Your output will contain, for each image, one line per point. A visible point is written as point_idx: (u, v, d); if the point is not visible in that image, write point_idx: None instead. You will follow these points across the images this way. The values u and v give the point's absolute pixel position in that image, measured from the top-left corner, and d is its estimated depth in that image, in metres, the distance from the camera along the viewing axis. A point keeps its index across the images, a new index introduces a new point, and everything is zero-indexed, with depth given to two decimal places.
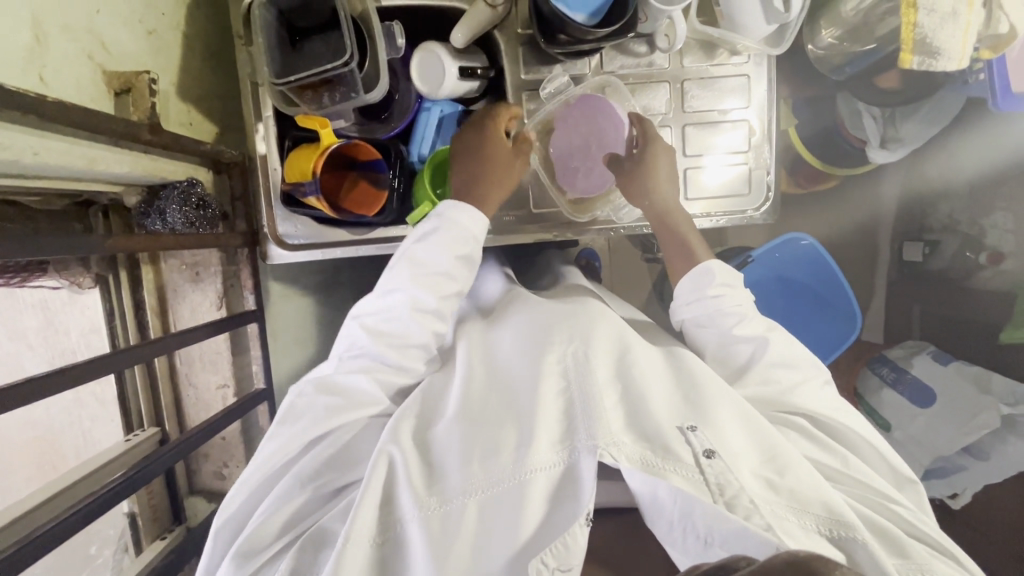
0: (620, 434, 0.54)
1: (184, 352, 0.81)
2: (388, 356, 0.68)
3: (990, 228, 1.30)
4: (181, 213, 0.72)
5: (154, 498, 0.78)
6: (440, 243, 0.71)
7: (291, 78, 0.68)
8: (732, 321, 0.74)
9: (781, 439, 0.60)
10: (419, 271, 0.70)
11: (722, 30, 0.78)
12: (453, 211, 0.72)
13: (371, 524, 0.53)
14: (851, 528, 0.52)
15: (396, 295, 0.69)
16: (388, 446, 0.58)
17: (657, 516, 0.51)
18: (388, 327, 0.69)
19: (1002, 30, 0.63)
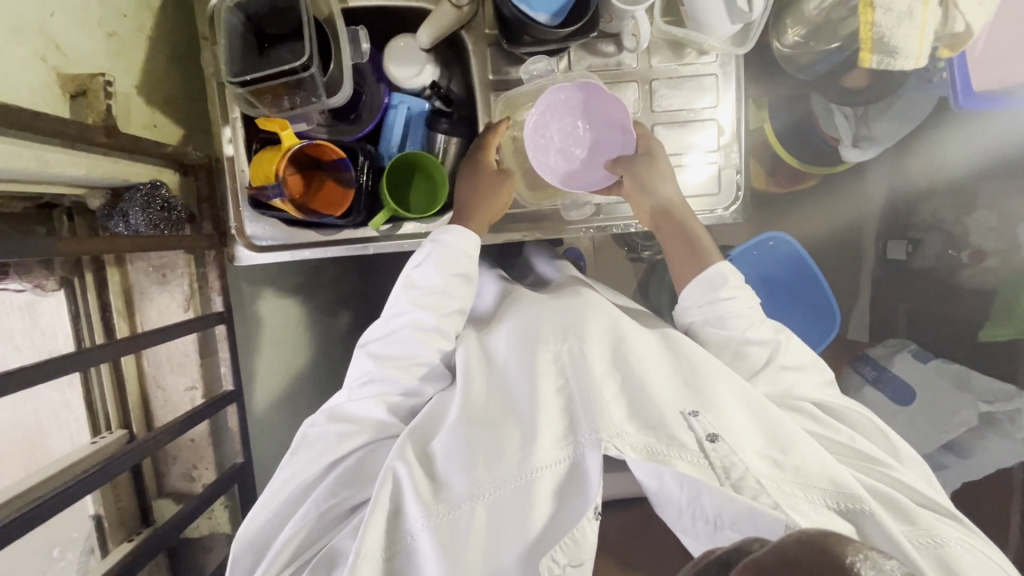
0: (623, 425, 0.61)
1: (152, 354, 0.81)
2: (393, 379, 0.75)
3: (972, 227, 1.31)
4: (144, 216, 0.72)
5: (121, 501, 0.78)
6: (436, 265, 0.77)
7: (245, 78, 0.68)
8: (745, 323, 0.76)
9: (781, 419, 0.66)
10: (420, 293, 0.77)
11: (687, 30, 0.78)
12: (452, 238, 0.78)
13: (379, 544, 0.59)
14: (858, 500, 0.58)
15: (400, 319, 0.77)
16: (394, 462, 0.65)
17: (669, 503, 0.59)
18: (393, 352, 0.76)
19: (959, 28, 0.63)
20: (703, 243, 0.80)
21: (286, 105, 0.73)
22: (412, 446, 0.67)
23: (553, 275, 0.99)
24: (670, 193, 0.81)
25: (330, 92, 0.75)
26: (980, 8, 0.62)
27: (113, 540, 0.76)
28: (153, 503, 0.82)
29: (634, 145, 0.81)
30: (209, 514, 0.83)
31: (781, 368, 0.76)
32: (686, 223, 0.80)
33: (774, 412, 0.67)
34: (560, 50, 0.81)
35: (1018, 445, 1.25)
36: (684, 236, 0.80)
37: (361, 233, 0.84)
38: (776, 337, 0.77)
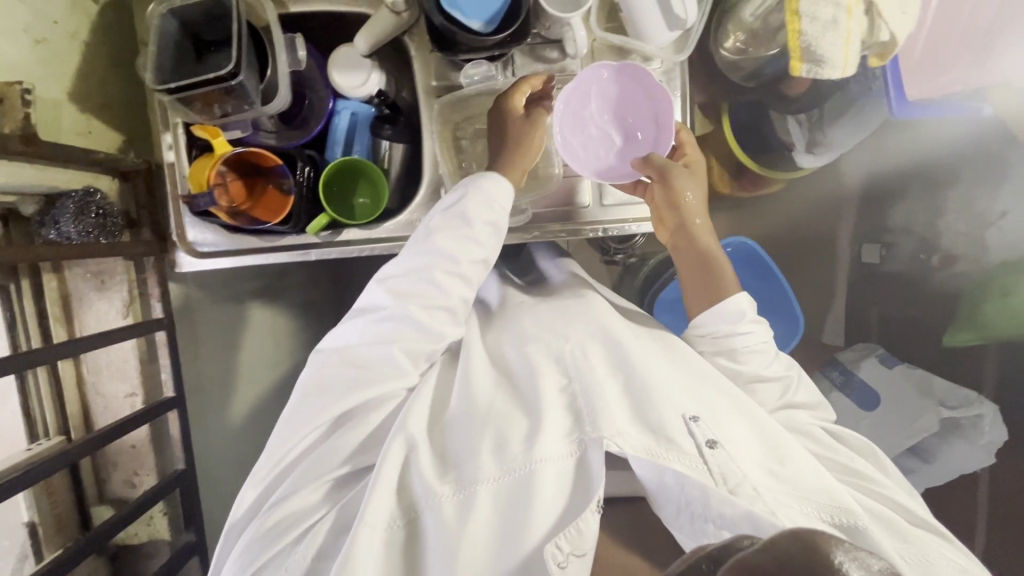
0: (627, 426, 0.65)
1: (92, 360, 0.81)
2: (415, 320, 0.73)
3: (946, 230, 1.32)
4: (76, 223, 0.72)
5: (58, 510, 0.78)
6: (464, 207, 0.74)
7: (172, 86, 0.68)
8: (758, 359, 0.80)
9: (778, 432, 0.71)
10: (448, 233, 0.74)
11: (625, 38, 0.78)
12: (485, 184, 0.75)
13: (387, 512, 0.64)
14: (853, 515, 0.63)
15: (426, 257, 0.74)
16: (403, 434, 0.69)
17: (668, 502, 0.64)
18: (413, 292, 0.74)
19: (884, 38, 0.62)
20: (722, 270, 0.81)
21: (219, 112, 0.73)
22: (416, 419, 0.71)
23: (557, 278, 0.98)
24: (693, 211, 0.81)
25: (266, 99, 0.76)
26: (904, 17, 0.62)
27: (47, 548, 0.75)
28: (92, 510, 0.82)
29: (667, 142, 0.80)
30: (147, 521, 0.84)
31: (790, 407, 0.81)
32: (708, 247, 0.81)
33: (774, 426, 0.72)
34: (501, 56, 0.80)
35: (981, 450, 1.24)
36: (704, 263, 0.81)
37: (304, 239, 0.84)
38: (788, 374, 0.82)
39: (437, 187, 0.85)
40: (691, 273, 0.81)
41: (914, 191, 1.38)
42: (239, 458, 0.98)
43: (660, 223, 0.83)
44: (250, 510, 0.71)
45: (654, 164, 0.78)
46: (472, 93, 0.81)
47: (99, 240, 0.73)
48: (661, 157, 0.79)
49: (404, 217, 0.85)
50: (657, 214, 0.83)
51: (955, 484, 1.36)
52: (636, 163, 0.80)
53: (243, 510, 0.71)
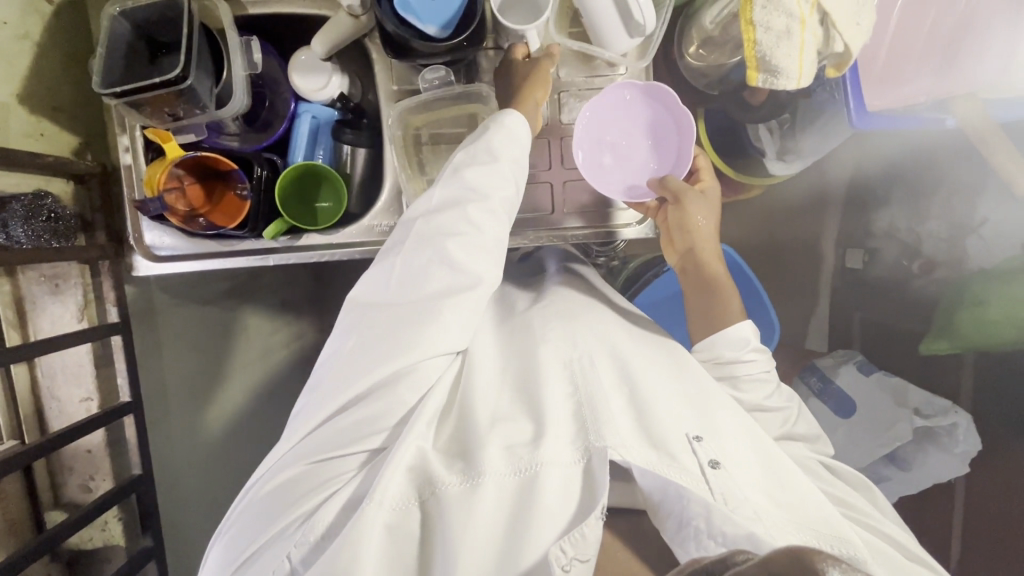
0: (631, 441, 0.67)
1: (46, 364, 0.80)
2: (450, 258, 0.69)
3: (926, 236, 1.31)
4: (26, 227, 0.71)
5: (9, 513, 0.76)
6: (490, 142, 0.71)
7: (119, 90, 0.67)
8: (758, 388, 0.81)
9: (781, 457, 0.71)
10: (475, 168, 0.70)
11: (587, 44, 0.76)
12: (505, 118, 0.71)
13: (398, 496, 0.64)
14: (852, 547, 0.62)
15: (455, 204, 0.70)
16: (416, 441, 0.67)
17: (671, 516, 0.65)
18: (444, 224, 0.69)
19: (839, 49, 0.62)
20: (730, 298, 0.83)
21: (169, 115, 0.72)
22: (424, 422, 0.69)
23: (557, 276, 0.97)
24: (704, 237, 0.84)
25: (221, 103, 0.75)
26: (858, 28, 0.61)
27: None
28: (46, 514, 0.81)
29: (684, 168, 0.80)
30: (103, 526, 0.84)
31: (790, 438, 0.83)
32: (715, 274, 0.84)
33: (778, 450, 0.72)
34: (459, 62, 0.79)
35: (955, 458, 1.24)
36: (710, 290, 0.84)
37: (262, 244, 0.82)
38: (790, 405, 0.83)
39: (397, 192, 0.84)
40: (699, 297, 0.84)
41: (899, 195, 1.36)
42: (204, 461, 0.98)
43: (671, 245, 0.86)
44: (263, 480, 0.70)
45: (668, 188, 0.80)
46: (432, 98, 0.79)
47: (50, 244, 0.73)
48: (677, 180, 0.80)
49: (364, 222, 0.84)
50: (668, 237, 0.86)
51: (931, 489, 1.36)
52: (652, 184, 0.80)
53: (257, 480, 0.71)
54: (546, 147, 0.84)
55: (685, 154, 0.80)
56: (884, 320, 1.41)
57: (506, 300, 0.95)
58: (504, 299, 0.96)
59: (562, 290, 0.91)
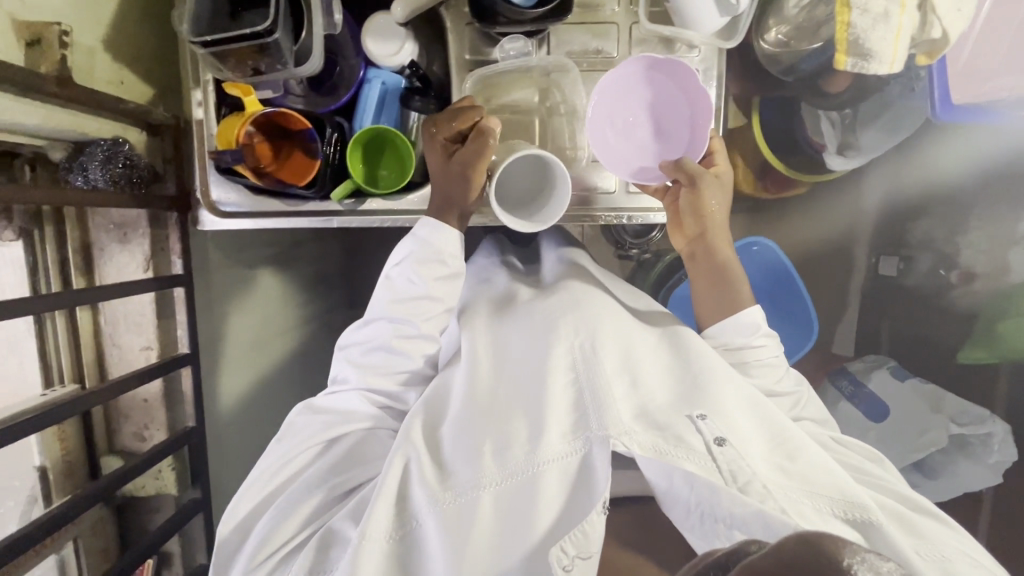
0: (632, 424, 0.64)
1: (109, 311, 0.82)
2: (378, 387, 0.77)
3: (966, 246, 1.27)
4: (104, 171, 0.71)
5: (68, 456, 0.79)
6: (411, 265, 0.77)
7: (208, 39, 0.67)
8: (769, 374, 0.81)
9: (788, 428, 0.71)
10: (397, 298, 0.78)
11: (673, 27, 0.75)
12: (432, 234, 0.77)
13: (386, 524, 0.63)
14: (868, 512, 0.62)
15: (380, 323, 0.78)
16: (404, 449, 0.68)
17: (678, 502, 0.63)
18: (376, 362, 0.78)
19: (936, 34, 0.61)
20: (738, 282, 0.82)
21: (251, 69, 0.72)
22: (418, 433, 0.70)
23: (554, 266, 0.93)
24: (716, 221, 0.82)
25: (299, 61, 0.75)
26: (958, 15, 0.61)
27: (56, 493, 0.78)
28: (102, 459, 0.84)
29: (704, 147, 0.79)
30: (157, 475, 0.86)
31: (802, 418, 0.83)
32: (724, 260, 0.82)
33: (786, 424, 0.71)
34: (539, 32, 0.79)
35: (988, 469, 1.24)
36: (717, 276, 0.83)
37: (327, 206, 0.84)
38: (800, 391, 0.84)
39: None
40: (705, 284, 0.83)
41: (936, 208, 1.31)
42: (245, 432, 0.96)
43: (678, 229, 0.84)
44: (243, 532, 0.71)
45: (684, 169, 0.78)
46: (507, 68, 0.79)
47: (126, 190, 0.73)
48: (694, 163, 0.79)
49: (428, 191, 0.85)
50: (677, 221, 0.84)
51: (957, 499, 1.34)
52: (667, 168, 0.79)
53: (233, 529, 0.70)
54: None
55: (701, 136, 0.78)
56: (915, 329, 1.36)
57: (518, 282, 0.91)
58: (484, 283, 0.93)
59: (560, 279, 0.87)
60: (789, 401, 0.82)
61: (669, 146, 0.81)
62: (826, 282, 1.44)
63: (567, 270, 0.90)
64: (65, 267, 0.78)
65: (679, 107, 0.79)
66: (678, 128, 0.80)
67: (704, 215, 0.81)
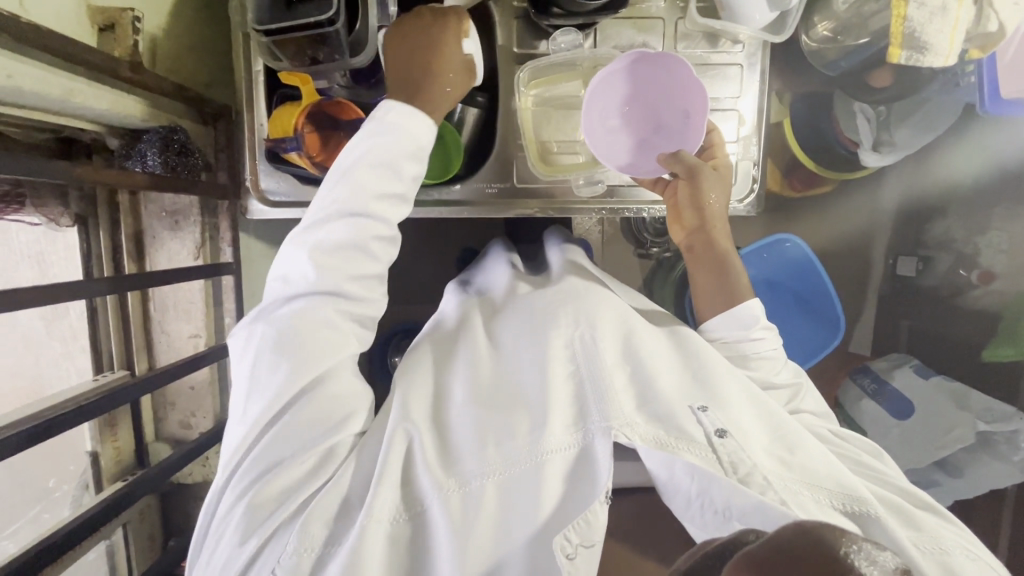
0: (633, 416, 0.62)
1: (158, 299, 0.85)
2: (345, 292, 0.65)
3: (985, 247, 1.23)
4: (161, 157, 0.73)
5: (118, 440, 0.83)
6: (391, 159, 0.67)
7: (271, 27, 0.68)
8: (768, 366, 0.77)
9: (786, 421, 0.67)
10: (372, 191, 0.66)
11: (722, 21, 0.77)
12: (408, 119, 0.68)
13: (392, 505, 0.59)
14: (866, 504, 0.59)
15: (348, 219, 0.66)
16: (402, 426, 0.64)
17: (677, 493, 0.60)
18: (341, 263, 0.66)
19: (991, 28, 0.63)
20: (738, 273, 0.78)
21: (309, 58, 0.73)
22: (416, 407, 0.66)
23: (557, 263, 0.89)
24: (715, 212, 0.79)
25: (354, 52, 0.75)
26: (1014, 8, 0.62)
27: (107, 479, 0.81)
28: (149, 446, 0.86)
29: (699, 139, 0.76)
30: (204, 463, 0.87)
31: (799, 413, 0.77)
32: (725, 249, 0.79)
33: (784, 418, 0.68)
34: (589, 26, 0.80)
35: (1014, 467, 1.17)
36: (719, 262, 0.79)
37: None
38: (798, 382, 0.79)
39: (505, 156, 0.86)
40: (699, 277, 0.80)
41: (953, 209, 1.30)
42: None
43: (678, 221, 0.82)
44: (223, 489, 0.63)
45: (683, 161, 0.77)
46: (559, 60, 0.80)
47: (182, 176, 0.74)
48: (690, 156, 0.77)
49: (474, 184, 0.86)
50: (678, 212, 0.82)
51: (985, 501, 1.31)
52: (664, 160, 0.77)
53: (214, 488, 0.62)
54: None
55: (697, 124, 0.75)
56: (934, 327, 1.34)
57: (519, 276, 0.87)
58: (483, 286, 0.88)
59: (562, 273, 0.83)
60: (785, 393, 0.77)
61: (663, 135, 0.78)
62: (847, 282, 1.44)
63: (568, 265, 0.86)
64: (117, 254, 0.80)
65: (666, 95, 0.76)
66: (670, 113, 0.77)
67: (703, 206, 0.79)
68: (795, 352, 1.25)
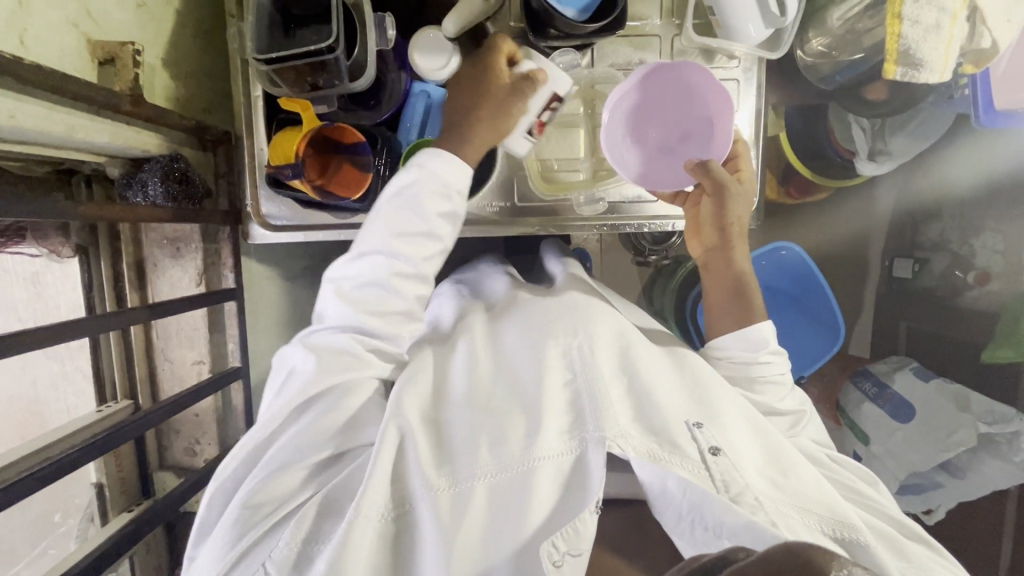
0: (629, 427, 0.60)
1: (161, 327, 0.85)
2: (367, 325, 0.69)
3: (979, 248, 1.22)
4: (163, 186, 0.72)
5: (123, 471, 0.82)
6: (415, 198, 0.70)
7: (272, 56, 0.68)
8: (772, 391, 0.76)
9: (782, 444, 0.67)
10: (396, 228, 0.70)
11: (718, 39, 0.77)
12: (430, 162, 0.71)
13: (381, 501, 0.58)
14: (854, 530, 0.58)
15: (374, 257, 0.70)
16: (395, 420, 0.62)
17: (668, 507, 0.59)
18: (366, 299, 0.70)
19: (985, 44, 0.64)
20: (753, 294, 0.78)
21: (309, 84, 0.73)
22: (412, 405, 0.64)
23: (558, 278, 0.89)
24: (738, 229, 0.79)
25: (354, 76, 0.75)
26: (1007, 24, 0.63)
27: (112, 510, 0.80)
28: (154, 474, 0.86)
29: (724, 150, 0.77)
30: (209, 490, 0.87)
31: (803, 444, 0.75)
32: (742, 269, 0.79)
33: (781, 440, 0.67)
34: (586, 45, 0.81)
35: (1017, 468, 1.15)
36: (735, 281, 0.79)
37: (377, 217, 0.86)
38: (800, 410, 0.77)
39: (506, 175, 0.86)
40: (711, 295, 0.80)
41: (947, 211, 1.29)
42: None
43: (698, 236, 0.83)
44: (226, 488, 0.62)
45: (709, 171, 0.76)
46: None
47: (184, 206, 0.74)
48: (721, 169, 0.76)
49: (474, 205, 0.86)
50: (695, 226, 0.83)
51: (987, 502, 1.31)
52: (693, 168, 0.76)
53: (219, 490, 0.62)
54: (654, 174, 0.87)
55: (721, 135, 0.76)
56: (930, 328, 1.33)
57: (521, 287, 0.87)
58: (480, 291, 0.90)
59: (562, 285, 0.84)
60: (790, 420, 0.75)
61: (687, 147, 0.78)
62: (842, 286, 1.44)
63: (570, 281, 0.85)
64: (119, 283, 0.80)
65: (690, 108, 0.77)
66: (693, 125, 0.77)
67: (722, 222, 0.79)
68: (795, 358, 1.24)
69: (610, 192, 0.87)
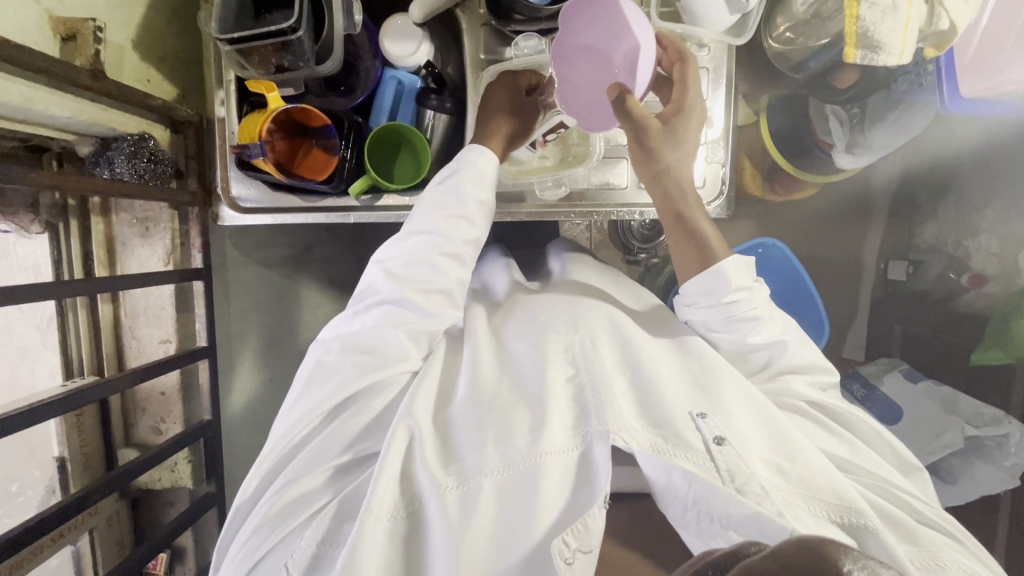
0: (632, 421, 0.58)
1: (131, 308, 0.88)
2: (412, 304, 0.67)
3: (975, 249, 1.16)
4: (129, 164, 0.74)
5: (86, 446, 0.86)
6: (457, 185, 0.70)
7: (233, 37, 0.68)
8: (747, 326, 0.71)
9: (787, 425, 0.63)
10: (438, 211, 0.70)
11: (684, 25, 0.77)
12: (475, 157, 0.72)
13: (390, 502, 0.56)
14: (861, 514, 0.54)
15: (420, 238, 0.69)
16: (404, 422, 0.61)
17: (674, 500, 0.56)
18: (411, 276, 0.69)
19: (944, 26, 0.65)
20: (707, 230, 0.70)
21: (275, 66, 0.72)
22: (420, 407, 0.63)
23: (558, 274, 0.88)
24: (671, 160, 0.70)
25: (320, 60, 0.74)
26: (963, 6, 0.64)
27: (72, 484, 0.85)
28: (119, 451, 0.91)
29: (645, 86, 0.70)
30: (172, 468, 0.91)
31: (785, 372, 0.73)
32: (686, 208, 0.70)
33: (783, 420, 0.63)
34: (553, 31, 0.82)
35: (1007, 473, 1.08)
36: (683, 222, 0.70)
37: (344, 201, 0.85)
38: (782, 338, 0.72)
39: None
40: (674, 250, 0.72)
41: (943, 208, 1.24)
42: (250, 413, 1.00)
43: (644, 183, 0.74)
44: (252, 497, 0.64)
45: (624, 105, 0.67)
46: (524, 65, 0.80)
47: (149, 183, 0.75)
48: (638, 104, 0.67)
49: None
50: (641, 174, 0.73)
51: (987, 513, 1.23)
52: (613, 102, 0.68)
53: (249, 497, 0.64)
54: (624, 167, 0.87)
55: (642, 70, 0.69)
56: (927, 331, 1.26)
57: (519, 285, 0.85)
58: (483, 290, 0.89)
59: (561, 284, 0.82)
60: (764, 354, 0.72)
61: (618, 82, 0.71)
62: (836, 286, 1.38)
63: (566, 279, 0.83)
64: (88, 261, 0.83)
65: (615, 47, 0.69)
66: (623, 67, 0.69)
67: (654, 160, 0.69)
68: None
69: (576, 178, 0.87)
